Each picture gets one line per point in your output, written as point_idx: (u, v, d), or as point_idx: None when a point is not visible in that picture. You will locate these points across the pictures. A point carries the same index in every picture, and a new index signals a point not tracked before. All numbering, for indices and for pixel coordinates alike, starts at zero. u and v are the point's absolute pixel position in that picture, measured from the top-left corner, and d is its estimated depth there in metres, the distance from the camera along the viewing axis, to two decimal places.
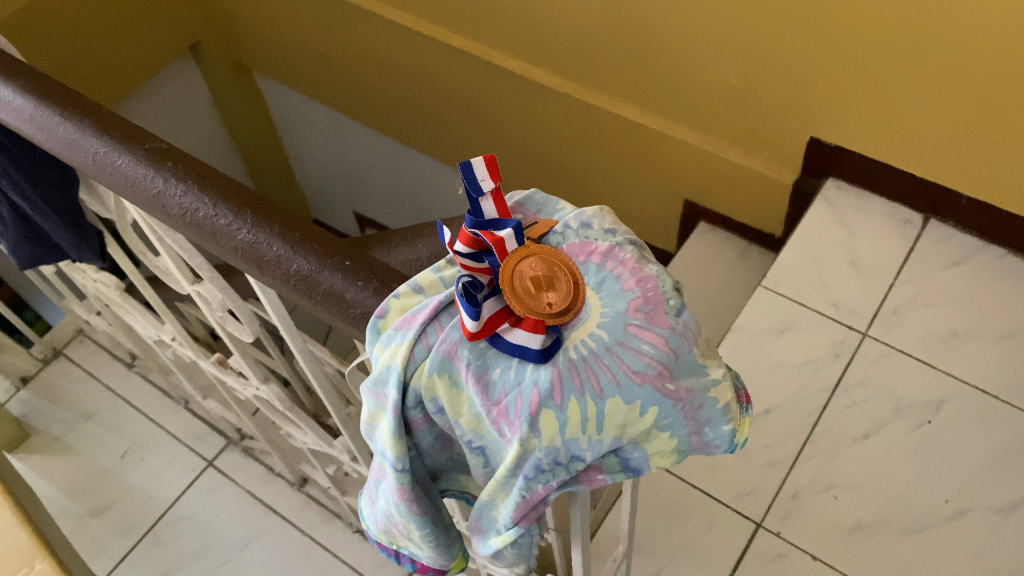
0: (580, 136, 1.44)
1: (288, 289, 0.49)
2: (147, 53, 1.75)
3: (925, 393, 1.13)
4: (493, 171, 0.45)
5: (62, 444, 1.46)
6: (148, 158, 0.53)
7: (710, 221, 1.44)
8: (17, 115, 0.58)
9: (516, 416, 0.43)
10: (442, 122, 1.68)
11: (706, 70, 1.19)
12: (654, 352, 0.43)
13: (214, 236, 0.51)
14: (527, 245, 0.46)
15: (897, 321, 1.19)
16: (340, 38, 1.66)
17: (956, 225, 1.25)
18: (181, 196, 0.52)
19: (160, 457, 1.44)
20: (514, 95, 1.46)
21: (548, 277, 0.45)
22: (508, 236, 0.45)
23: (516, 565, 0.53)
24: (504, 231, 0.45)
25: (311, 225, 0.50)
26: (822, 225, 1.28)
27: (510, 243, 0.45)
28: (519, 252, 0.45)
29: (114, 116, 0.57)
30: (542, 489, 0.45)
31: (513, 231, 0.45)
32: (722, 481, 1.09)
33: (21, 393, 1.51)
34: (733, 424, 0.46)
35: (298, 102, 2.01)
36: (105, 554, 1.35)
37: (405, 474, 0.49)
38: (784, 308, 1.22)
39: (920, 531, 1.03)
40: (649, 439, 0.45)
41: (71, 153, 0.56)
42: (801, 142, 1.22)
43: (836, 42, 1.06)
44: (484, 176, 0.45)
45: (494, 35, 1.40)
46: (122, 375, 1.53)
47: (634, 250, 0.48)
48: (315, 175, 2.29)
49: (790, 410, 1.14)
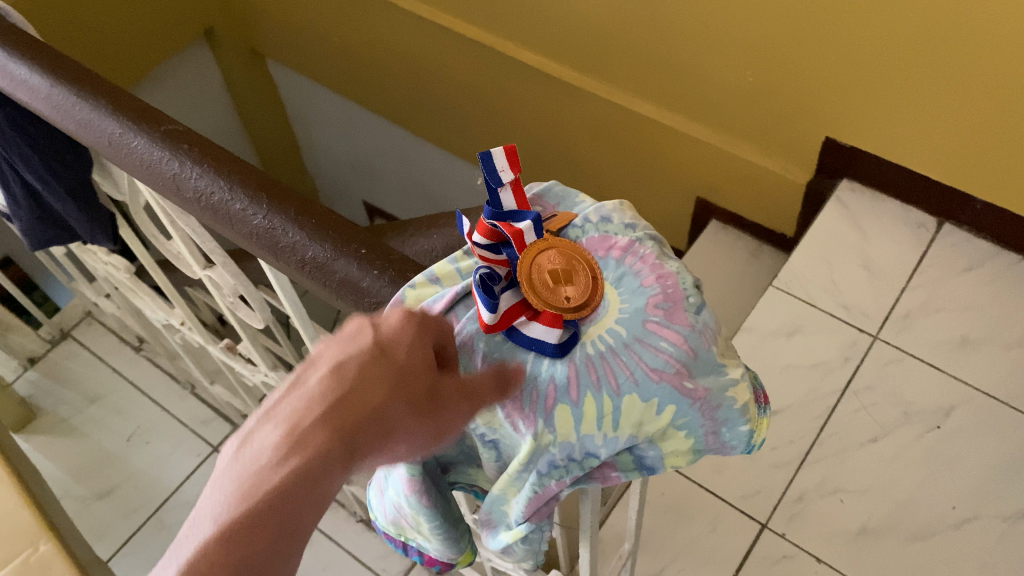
0: (594, 131, 1.43)
1: (302, 276, 0.48)
2: (161, 36, 1.74)
3: (935, 399, 1.12)
4: (512, 162, 0.45)
5: (68, 425, 1.47)
6: (163, 141, 0.53)
7: (721, 219, 1.43)
8: (33, 94, 0.57)
9: (531, 411, 0.43)
10: (455, 112, 1.67)
11: (723, 68, 1.18)
12: (672, 349, 0.42)
13: (229, 220, 0.50)
14: (546, 239, 0.45)
15: (909, 325, 1.18)
16: (354, 26, 1.65)
17: (972, 230, 1.24)
18: (196, 179, 0.51)
19: (167, 441, 1.44)
20: (529, 87, 1.46)
21: (565, 269, 0.45)
22: (525, 229, 0.45)
23: (525, 561, 0.53)
24: (522, 224, 0.45)
25: (327, 211, 0.49)
26: (834, 226, 1.27)
27: (529, 236, 0.45)
28: (537, 247, 0.45)
29: (130, 97, 0.57)
30: (554, 485, 0.45)
31: (533, 223, 0.45)
32: (727, 481, 1.09)
33: (29, 374, 1.51)
34: (751, 425, 0.45)
35: (310, 90, 2.01)
36: (108, 537, 1.35)
37: (416, 466, 0.48)
38: (794, 309, 1.22)
39: (927, 538, 1.02)
40: (664, 438, 0.44)
41: (86, 133, 0.55)
42: (816, 142, 1.21)
43: (850, 42, 1.05)
44: (503, 166, 0.45)
45: (509, 27, 1.39)
46: (129, 358, 1.53)
47: (654, 246, 0.47)
48: (326, 163, 2.28)
49: (799, 412, 1.13)
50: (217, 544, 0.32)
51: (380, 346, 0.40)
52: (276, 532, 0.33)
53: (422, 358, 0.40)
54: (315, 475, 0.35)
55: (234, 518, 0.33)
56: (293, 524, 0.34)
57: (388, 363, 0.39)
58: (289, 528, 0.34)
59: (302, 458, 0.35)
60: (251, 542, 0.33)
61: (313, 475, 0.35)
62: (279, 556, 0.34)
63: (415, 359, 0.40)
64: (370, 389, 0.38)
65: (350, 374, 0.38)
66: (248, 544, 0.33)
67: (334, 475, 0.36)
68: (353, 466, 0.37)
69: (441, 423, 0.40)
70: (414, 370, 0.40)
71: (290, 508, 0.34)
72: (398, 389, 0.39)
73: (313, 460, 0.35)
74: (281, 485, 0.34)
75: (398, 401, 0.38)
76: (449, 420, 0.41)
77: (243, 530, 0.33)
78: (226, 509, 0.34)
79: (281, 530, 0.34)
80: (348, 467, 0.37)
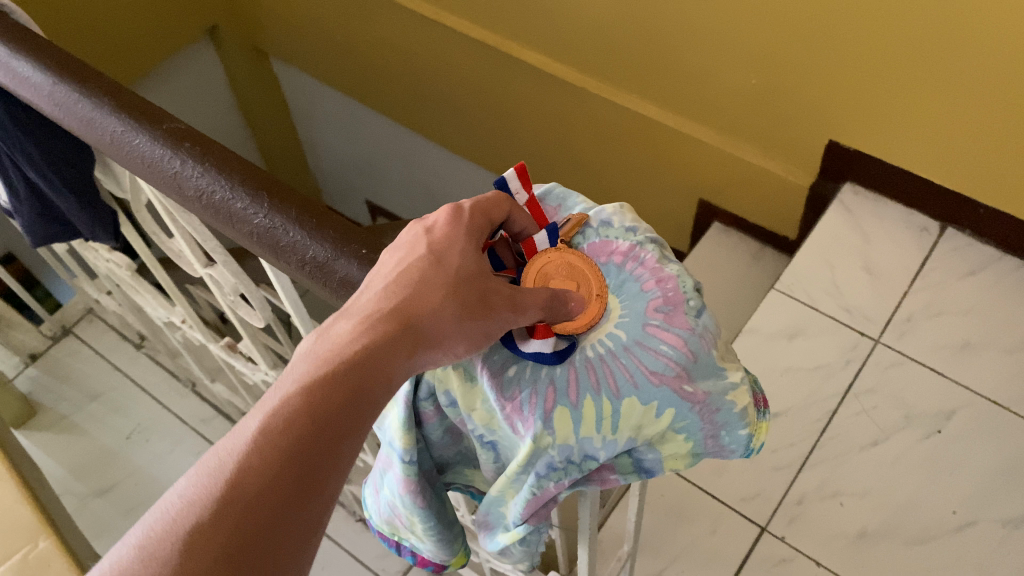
0: (597, 132, 1.43)
1: (302, 275, 0.48)
2: (163, 33, 1.74)
3: (936, 403, 1.12)
4: (524, 180, 0.47)
5: (69, 422, 1.47)
6: (165, 138, 0.53)
7: (724, 222, 1.43)
8: (36, 91, 0.57)
9: (530, 413, 0.43)
10: (458, 112, 1.67)
11: (726, 69, 1.18)
12: (672, 353, 0.42)
13: (230, 220, 0.50)
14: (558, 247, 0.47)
15: (911, 329, 1.18)
16: (357, 24, 1.65)
17: (974, 235, 1.24)
18: (198, 178, 0.51)
19: (166, 438, 1.44)
20: (532, 88, 1.45)
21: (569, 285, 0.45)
22: (540, 242, 0.47)
23: (521, 564, 0.52)
24: (539, 236, 0.47)
25: (328, 211, 0.49)
26: (837, 229, 1.27)
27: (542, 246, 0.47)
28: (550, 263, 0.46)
29: (132, 94, 0.57)
30: (552, 488, 0.44)
31: (547, 234, 0.47)
32: (727, 484, 1.09)
33: (30, 370, 1.52)
34: (750, 429, 0.44)
35: (313, 89, 2.01)
36: (107, 534, 1.35)
37: (413, 466, 0.49)
38: (796, 312, 1.21)
39: (927, 541, 1.02)
40: (664, 441, 0.44)
41: (89, 130, 0.55)
42: (819, 145, 1.21)
43: (854, 44, 1.05)
44: (518, 185, 0.47)
45: (512, 27, 1.39)
46: (130, 356, 1.53)
47: (655, 249, 0.47)
48: (329, 162, 2.28)
49: (799, 415, 1.13)
50: (299, 407, 0.34)
51: (436, 251, 0.42)
52: (352, 397, 0.35)
53: (474, 260, 0.42)
54: (384, 355, 0.37)
55: (314, 380, 0.35)
56: (365, 395, 0.36)
57: (446, 267, 0.41)
58: (362, 401, 0.36)
59: (371, 341, 0.37)
60: (329, 404, 0.35)
61: (381, 356, 0.37)
62: (355, 421, 0.36)
63: (468, 260, 0.42)
64: (428, 288, 0.40)
65: (410, 279, 0.40)
66: (329, 405, 0.35)
67: (400, 358, 0.38)
68: (418, 356, 0.38)
69: (500, 328, 0.41)
70: (469, 271, 0.41)
71: (361, 382, 0.36)
72: (453, 287, 0.40)
73: (381, 344, 0.37)
74: (351, 361, 0.36)
75: (455, 297, 0.40)
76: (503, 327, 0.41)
77: (325, 390, 0.35)
78: (302, 374, 0.36)
79: (357, 397, 0.36)
80: (412, 358, 0.38)
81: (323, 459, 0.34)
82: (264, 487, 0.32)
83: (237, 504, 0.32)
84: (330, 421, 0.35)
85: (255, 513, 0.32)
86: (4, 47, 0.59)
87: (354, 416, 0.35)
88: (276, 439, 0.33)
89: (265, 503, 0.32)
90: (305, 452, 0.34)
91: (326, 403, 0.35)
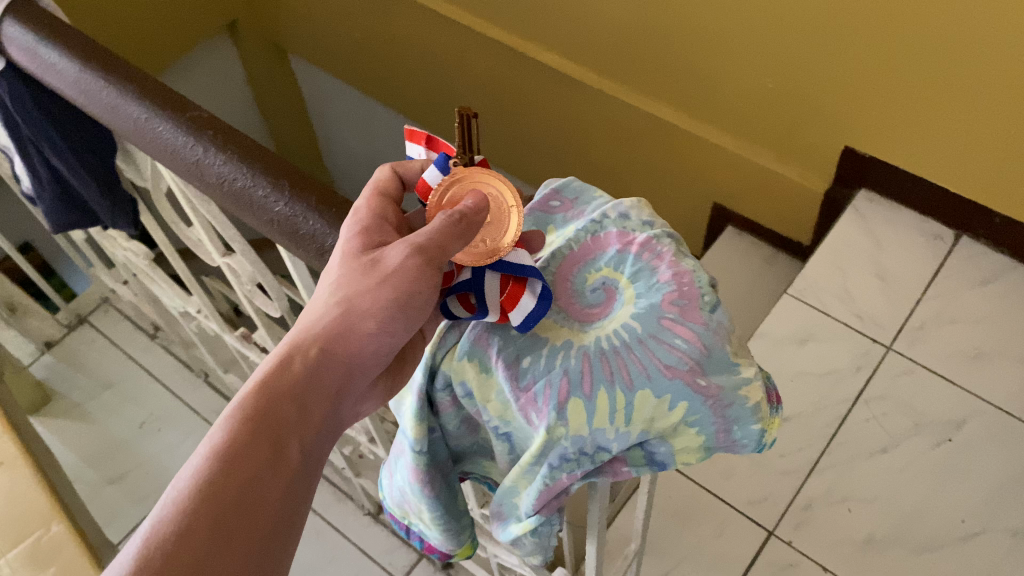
0: (612, 134, 1.43)
1: (322, 264, 0.49)
2: (183, 28, 1.76)
3: (946, 411, 1.11)
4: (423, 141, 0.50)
5: (82, 410, 1.48)
6: (188, 126, 0.53)
7: (737, 226, 1.43)
8: (63, 78, 0.58)
9: (544, 404, 0.43)
10: (474, 112, 1.68)
11: (743, 74, 1.18)
12: (686, 347, 0.43)
13: (251, 207, 0.51)
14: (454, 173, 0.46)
15: (923, 337, 1.18)
16: (375, 22, 1.66)
17: (989, 244, 1.24)
18: (219, 165, 0.51)
19: (178, 429, 1.45)
20: (548, 88, 1.46)
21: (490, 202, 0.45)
22: (430, 178, 0.46)
23: (533, 554, 0.53)
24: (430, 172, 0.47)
25: (348, 201, 0.50)
26: (850, 235, 1.27)
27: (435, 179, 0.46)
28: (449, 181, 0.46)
29: (156, 82, 0.57)
30: (565, 479, 0.45)
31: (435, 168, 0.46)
32: (735, 487, 1.09)
33: (45, 358, 1.53)
34: (762, 425, 0.44)
35: (331, 86, 2.02)
36: (118, 521, 1.36)
37: (424, 456, 0.50)
38: (808, 318, 1.21)
39: (935, 550, 1.02)
40: (676, 435, 0.44)
41: (113, 117, 0.56)
42: (834, 151, 1.21)
43: (872, 50, 1.05)
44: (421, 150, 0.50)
45: (529, 28, 1.40)
46: (144, 346, 1.54)
47: (671, 243, 0.47)
48: (345, 158, 2.30)
49: (809, 419, 1.13)
50: (201, 459, 0.39)
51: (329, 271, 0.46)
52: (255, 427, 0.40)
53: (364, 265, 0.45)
54: (274, 380, 0.41)
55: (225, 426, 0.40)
56: (266, 421, 0.40)
57: (334, 276, 0.45)
58: (264, 426, 0.40)
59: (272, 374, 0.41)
60: (229, 445, 0.39)
61: (280, 385, 0.41)
62: (267, 446, 0.40)
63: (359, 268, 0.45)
64: (318, 304, 0.44)
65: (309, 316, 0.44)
66: (232, 443, 0.39)
67: (294, 368, 0.42)
68: (315, 357, 0.42)
69: (398, 278, 0.43)
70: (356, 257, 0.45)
71: (258, 411, 0.40)
72: (340, 284, 0.44)
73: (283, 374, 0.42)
74: (245, 399, 0.41)
75: (344, 288, 0.44)
76: (408, 277, 0.43)
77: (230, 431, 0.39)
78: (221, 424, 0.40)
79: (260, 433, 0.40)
80: (311, 364, 0.42)
81: (240, 491, 0.38)
82: (182, 535, 0.36)
83: (156, 558, 0.35)
84: (237, 452, 0.39)
85: (179, 559, 0.35)
86: (31, 35, 0.61)
87: (260, 443, 0.39)
88: (185, 495, 0.37)
89: (188, 548, 0.36)
90: (216, 491, 0.37)
91: (228, 445, 0.39)
